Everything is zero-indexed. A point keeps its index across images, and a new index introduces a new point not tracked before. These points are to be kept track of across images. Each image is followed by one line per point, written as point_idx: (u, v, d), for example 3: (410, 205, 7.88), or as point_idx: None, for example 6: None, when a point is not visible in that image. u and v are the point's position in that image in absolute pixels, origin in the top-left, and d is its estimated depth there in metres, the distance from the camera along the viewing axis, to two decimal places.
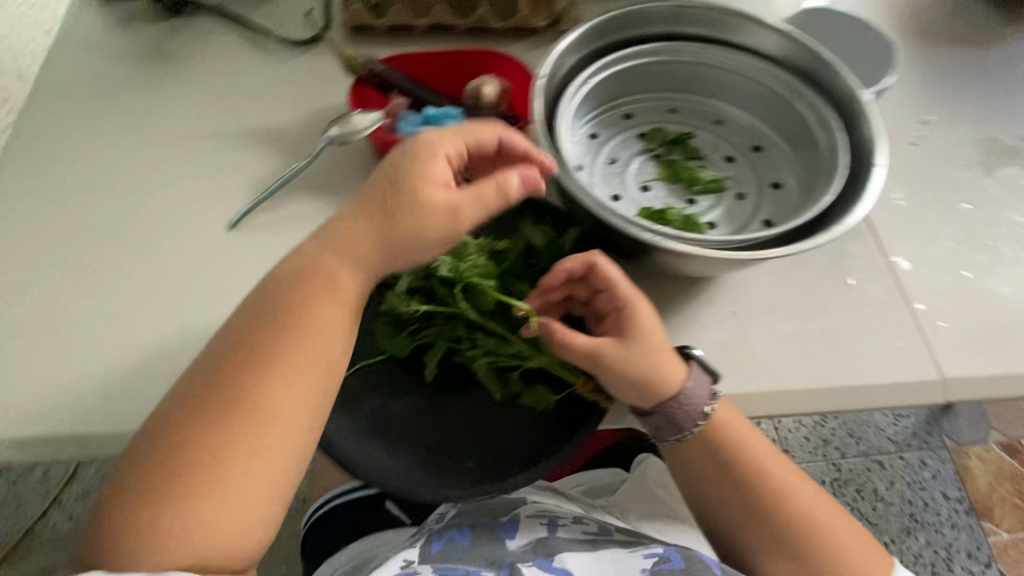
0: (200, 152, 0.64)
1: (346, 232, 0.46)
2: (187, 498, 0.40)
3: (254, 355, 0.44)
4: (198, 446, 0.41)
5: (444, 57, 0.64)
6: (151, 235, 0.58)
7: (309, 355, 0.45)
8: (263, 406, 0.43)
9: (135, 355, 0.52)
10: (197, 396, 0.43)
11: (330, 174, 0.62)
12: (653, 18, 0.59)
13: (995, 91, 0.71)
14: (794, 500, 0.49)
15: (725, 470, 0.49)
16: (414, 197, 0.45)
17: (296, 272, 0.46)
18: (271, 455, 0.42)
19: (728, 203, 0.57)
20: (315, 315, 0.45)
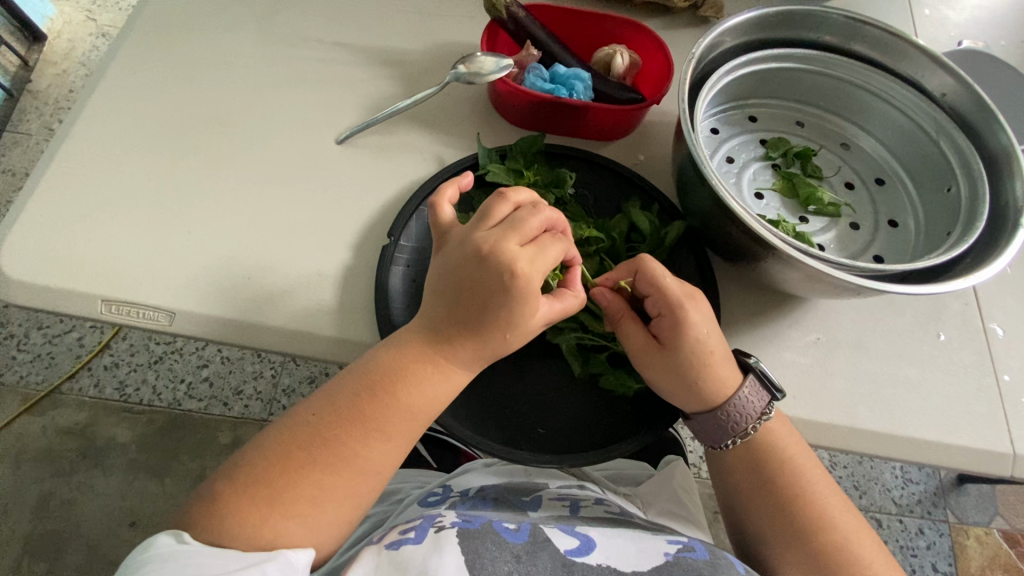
0: (319, 61, 0.63)
1: (457, 308, 0.43)
2: (325, 480, 0.41)
3: (367, 408, 0.42)
4: (336, 436, 0.42)
5: (583, 19, 0.62)
6: (263, 132, 0.59)
7: (419, 408, 0.43)
8: (363, 464, 0.42)
9: (229, 247, 0.53)
10: (300, 433, 0.42)
11: (444, 113, 0.61)
12: (813, 22, 0.56)
13: None
14: (836, 536, 0.47)
15: (765, 487, 0.49)
16: (521, 331, 0.44)
17: (413, 352, 0.44)
18: (362, 494, 0.42)
19: (841, 228, 0.56)
20: (430, 380, 0.43)
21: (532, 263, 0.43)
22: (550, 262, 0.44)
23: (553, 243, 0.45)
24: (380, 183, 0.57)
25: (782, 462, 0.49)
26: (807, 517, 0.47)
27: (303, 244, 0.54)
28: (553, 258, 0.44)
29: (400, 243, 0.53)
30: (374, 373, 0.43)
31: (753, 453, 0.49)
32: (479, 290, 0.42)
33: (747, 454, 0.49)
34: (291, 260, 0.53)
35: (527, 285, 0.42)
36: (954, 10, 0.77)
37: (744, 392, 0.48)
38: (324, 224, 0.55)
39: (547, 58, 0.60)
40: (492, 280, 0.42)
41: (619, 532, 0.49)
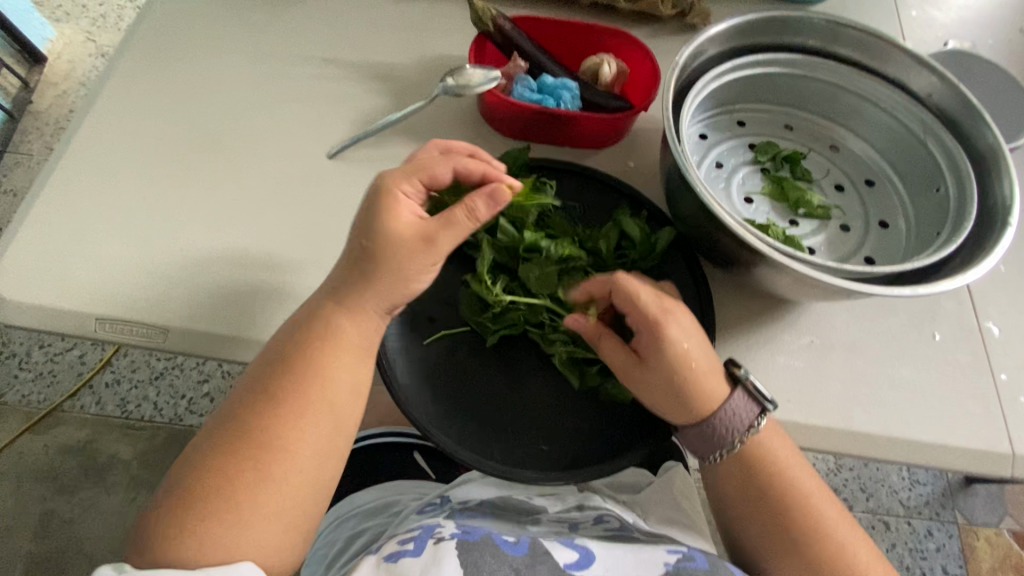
0: (310, 76, 0.64)
1: (353, 268, 0.45)
2: (246, 473, 0.41)
3: (284, 384, 0.43)
4: (248, 428, 0.42)
5: (569, 30, 0.63)
6: (255, 148, 0.59)
7: (340, 369, 0.45)
8: (281, 442, 0.42)
9: (221, 264, 0.53)
10: (226, 426, 0.43)
11: (434, 125, 0.62)
12: (797, 27, 0.57)
13: None
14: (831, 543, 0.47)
15: (757, 497, 0.48)
16: (387, 248, 0.44)
17: (315, 328, 0.45)
18: (304, 465, 0.42)
19: (832, 232, 0.56)
20: (340, 343, 0.45)
21: (404, 180, 0.46)
22: (456, 224, 0.44)
23: (464, 206, 0.44)
24: None
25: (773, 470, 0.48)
26: (801, 524, 0.47)
27: (296, 260, 0.54)
28: (462, 221, 0.44)
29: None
30: (275, 359, 0.44)
31: (745, 462, 0.48)
32: (375, 250, 0.44)
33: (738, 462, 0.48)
34: (283, 275, 0.54)
35: (406, 239, 0.44)
36: (940, 11, 0.78)
37: (732, 403, 0.47)
38: (316, 238, 0.55)
39: (534, 69, 0.61)
40: (367, 237, 0.44)
41: (618, 545, 0.49)
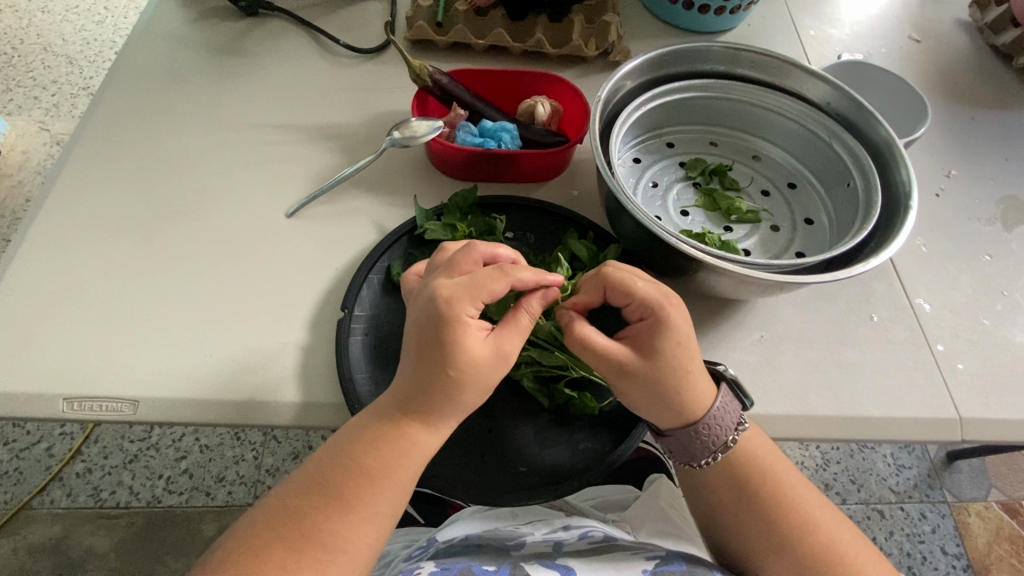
0: (265, 143, 0.68)
1: (423, 371, 0.44)
2: (295, 570, 0.40)
3: (351, 486, 0.42)
4: (312, 524, 0.41)
5: (501, 77, 0.68)
6: (215, 216, 0.62)
7: (402, 475, 0.44)
8: (340, 543, 0.41)
9: (189, 330, 0.54)
10: (281, 514, 0.42)
11: (386, 175, 0.65)
12: (703, 56, 0.63)
13: (1002, 152, 0.78)
14: (831, 555, 0.47)
15: (751, 528, 0.48)
16: (466, 366, 0.43)
17: (377, 426, 0.44)
18: (356, 570, 0.42)
19: (763, 233, 0.60)
20: (410, 452, 0.44)
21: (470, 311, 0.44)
22: (519, 326, 0.46)
23: (524, 310, 0.47)
24: (332, 248, 0.60)
25: (765, 493, 0.48)
26: (783, 515, 0.48)
27: (264, 318, 0.56)
28: (525, 324, 0.46)
29: (354, 314, 0.55)
30: (351, 454, 0.44)
31: (729, 483, 0.49)
32: (457, 376, 0.43)
33: (725, 488, 0.49)
34: (253, 334, 0.55)
35: (485, 359, 0.43)
36: (834, 28, 0.88)
37: (722, 398, 0.49)
38: (281, 295, 0.57)
39: (474, 115, 0.65)
40: (448, 364, 0.43)
41: (601, 565, 0.51)
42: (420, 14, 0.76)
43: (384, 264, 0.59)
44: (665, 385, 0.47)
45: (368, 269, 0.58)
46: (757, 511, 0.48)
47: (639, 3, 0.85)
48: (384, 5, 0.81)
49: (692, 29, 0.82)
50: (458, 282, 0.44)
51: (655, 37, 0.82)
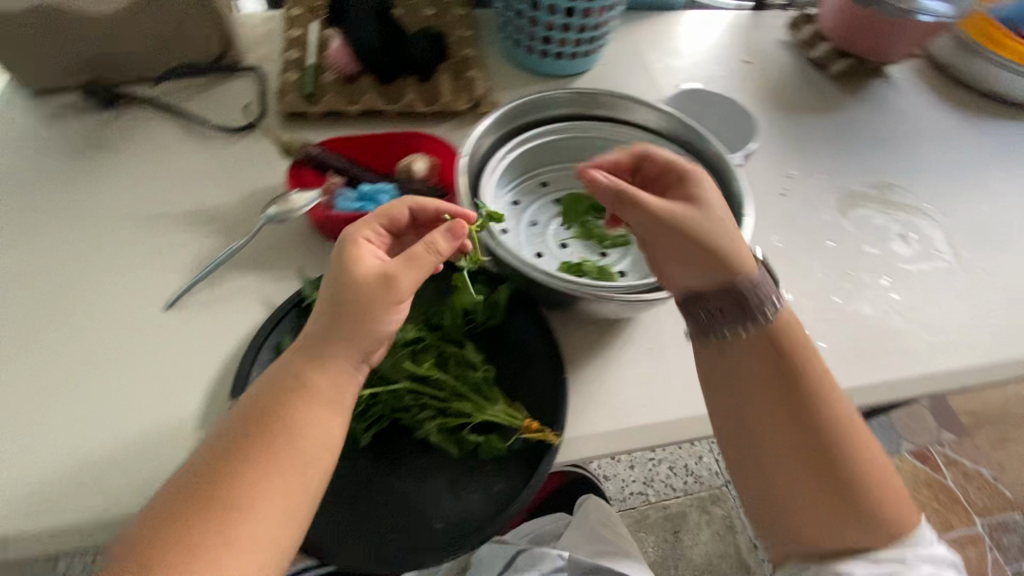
0: (139, 236, 0.66)
1: (325, 315, 0.47)
2: (198, 536, 0.40)
3: (258, 433, 0.44)
4: (219, 483, 0.42)
5: (374, 141, 0.71)
6: (91, 322, 0.59)
7: (304, 423, 0.45)
8: (246, 497, 0.41)
9: (74, 449, 0.52)
10: (182, 487, 0.42)
11: (270, 251, 0.65)
12: (554, 103, 0.68)
13: (833, 149, 0.90)
14: (854, 433, 0.52)
15: (797, 436, 0.51)
16: (359, 289, 0.47)
17: (286, 368, 0.46)
18: (269, 528, 0.41)
19: (634, 254, 0.66)
20: (316, 391, 0.46)
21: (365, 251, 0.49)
22: (421, 263, 0.49)
23: (434, 251, 0.49)
24: (222, 334, 0.59)
25: (790, 384, 0.52)
26: (814, 409, 0.51)
27: (156, 419, 0.54)
28: (428, 263, 0.49)
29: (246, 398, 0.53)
30: (261, 403, 0.45)
31: (765, 374, 0.52)
32: (348, 287, 0.47)
33: (751, 371, 0.53)
34: (145, 439, 0.53)
35: (368, 271, 0.47)
36: (679, 60, 0.98)
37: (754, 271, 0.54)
38: (173, 392, 0.55)
39: (351, 181, 0.67)
40: (342, 276, 0.47)
41: None
42: (288, 88, 0.78)
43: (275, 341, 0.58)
44: (699, 238, 0.52)
45: (257, 348, 0.57)
46: (778, 403, 0.52)
47: (502, 56, 0.91)
48: (250, 81, 0.81)
49: (552, 73, 0.90)
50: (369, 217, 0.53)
51: (520, 86, 0.88)
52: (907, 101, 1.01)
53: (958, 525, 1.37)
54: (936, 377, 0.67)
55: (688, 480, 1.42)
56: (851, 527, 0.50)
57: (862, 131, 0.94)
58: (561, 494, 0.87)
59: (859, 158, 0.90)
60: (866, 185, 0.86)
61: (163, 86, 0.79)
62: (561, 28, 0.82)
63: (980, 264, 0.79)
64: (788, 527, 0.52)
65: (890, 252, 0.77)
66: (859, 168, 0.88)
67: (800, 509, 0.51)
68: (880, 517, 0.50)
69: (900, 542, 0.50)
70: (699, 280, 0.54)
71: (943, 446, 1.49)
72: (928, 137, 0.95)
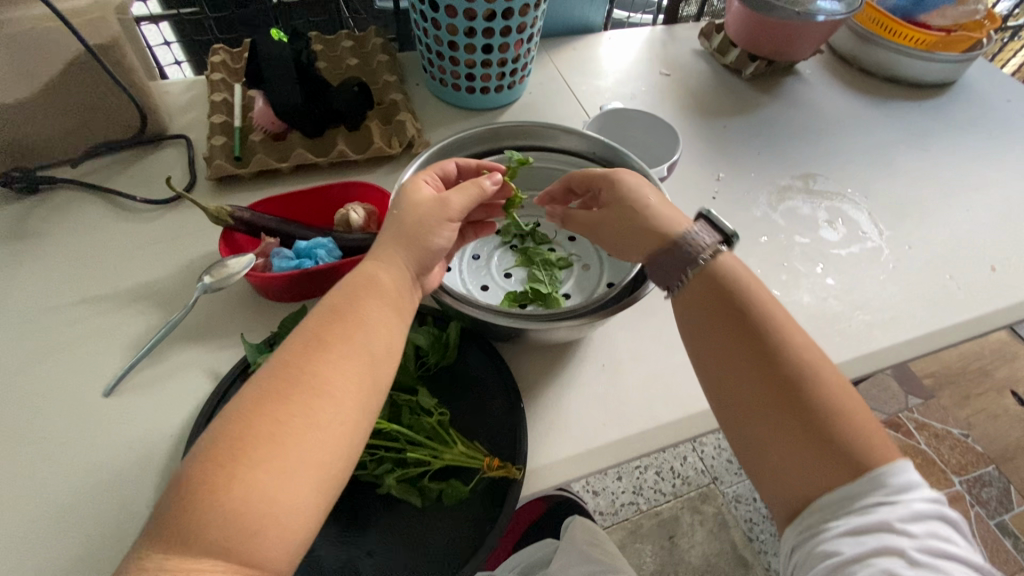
0: (70, 323, 0.63)
1: (383, 257, 0.50)
2: (249, 450, 0.39)
3: (311, 350, 0.44)
4: (272, 399, 0.41)
5: (307, 197, 0.71)
6: (25, 421, 0.56)
7: (362, 341, 0.45)
8: (302, 411, 0.41)
9: (17, 560, 0.49)
10: (249, 386, 0.42)
11: (212, 320, 0.64)
12: (475, 141, 0.70)
13: (756, 147, 0.95)
14: (839, 399, 0.48)
15: (767, 385, 0.49)
16: (412, 211, 0.52)
17: (355, 276, 0.49)
18: (325, 438, 0.41)
19: (577, 274, 0.67)
20: (367, 309, 0.47)
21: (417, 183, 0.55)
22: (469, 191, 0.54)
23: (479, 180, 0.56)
24: (168, 412, 0.57)
25: (753, 333, 0.50)
26: (788, 366, 0.49)
27: (104, 514, 0.51)
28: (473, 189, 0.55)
29: None
30: (312, 325, 0.46)
31: (728, 325, 0.52)
32: (405, 213, 0.52)
33: (710, 327, 0.52)
34: (94, 537, 0.50)
35: (421, 196, 0.52)
36: (602, 79, 1.02)
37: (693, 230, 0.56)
38: (120, 482, 0.53)
39: (288, 239, 0.66)
40: (399, 205, 0.53)
41: None
42: (216, 153, 0.77)
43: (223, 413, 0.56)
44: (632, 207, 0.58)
45: (205, 423, 0.55)
46: (745, 353, 0.50)
47: (430, 95, 0.93)
48: (179, 149, 0.81)
49: (480, 106, 0.92)
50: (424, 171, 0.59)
51: (451, 123, 0.90)
52: (818, 93, 1.07)
53: (937, 487, 1.41)
54: (880, 353, 0.70)
55: (677, 482, 1.43)
56: (853, 479, 0.45)
57: (781, 127, 0.99)
58: (545, 519, 0.86)
59: (781, 153, 0.95)
60: (790, 178, 0.90)
61: (86, 165, 0.77)
62: (482, 63, 0.84)
63: (905, 239, 0.83)
64: (790, 489, 0.46)
65: (820, 239, 0.81)
66: (783, 163, 0.93)
67: (780, 466, 0.47)
68: (868, 473, 0.45)
69: (882, 496, 0.44)
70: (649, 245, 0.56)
71: (912, 411, 1.54)
72: (842, 125, 1.01)
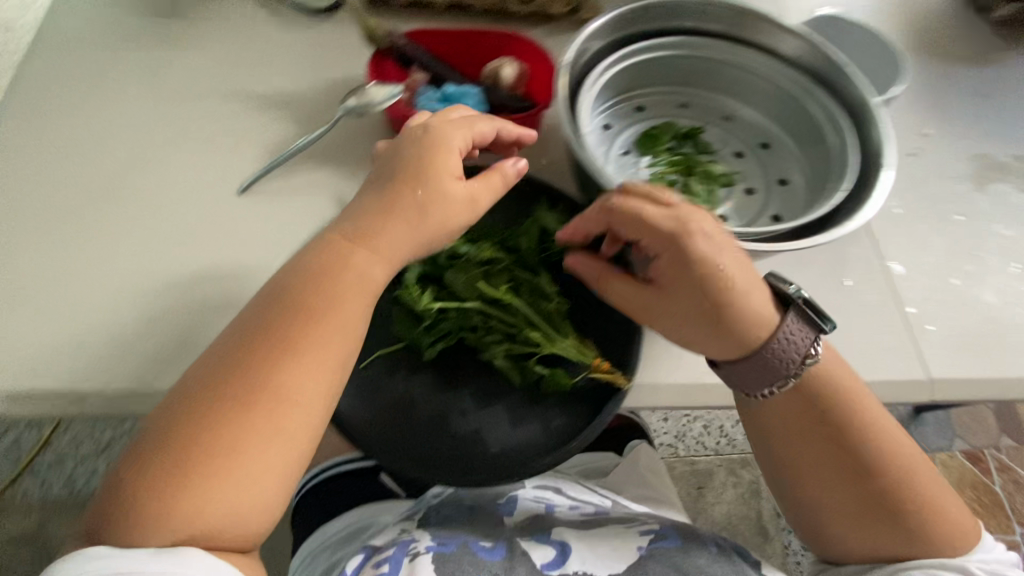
0: (211, 115, 0.63)
1: (376, 242, 0.46)
2: (199, 459, 0.40)
3: (278, 327, 0.44)
4: (226, 388, 0.42)
5: (461, 38, 0.64)
6: (162, 197, 0.58)
7: (332, 343, 0.45)
8: (270, 397, 0.42)
9: (142, 318, 0.52)
10: (208, 372, 0.43)
11: (344, 147, 0.62)
12: (675, 13, 0.61)
13: (979, 109, 0.77)
14: (919, 489, 0.49)
15: (845, 472, 0.49)
16: (439, 199, 0.47)
17: (329, 261, 0.46)
18: (286, 439, 0.42)
19: (738, 197, 0.59)
20: (340, 303, 0.45)
21: (445, 154, 0.48)
22: (492, 182, 0.50)
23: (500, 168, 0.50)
24: (293, 226, 0.57)
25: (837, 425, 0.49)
26: (871, 459, 0.49)
27: (222, 302, 0.53)
28: (500, 181, 0.50)
29: None
30: (263, 320, 0.44)
31: (811, 409, 0.50)
32: (429, 196, 0.47)
33: (792, 410, 0.51)
34: (211, 320, 0.52)
35: (457, 193, 0.47)
36: None
37: (787, 328, 0.48)
38: (240, 278, 0.54)
39: (436, 79, 0.62)
40: (423, 186, 0.47)
41: (590, 534, 0.60)
42: None
43: None
44: (711, 310, 0.47)
45: None
46: (816, 432, 0.50)
47: None
48: None
49: None
50: (456, 118, 0.52)
51: None
52: None
53: (997, 532, 1.31)
54: None
55: (721, 442, 1.40)
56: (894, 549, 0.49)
57: (1018, 90, 0.80)
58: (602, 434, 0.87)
59: (1008, 122, 0.77)
60: (1011, 155, 0.74)
61: None
62: None
63: None
64: (848, 553, 0.51)
65: None
66: (1007, 135, 0.75)
67: (837, 538, 0.51)
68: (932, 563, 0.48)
69: None
70: (733, 352, 0.49)
71: (1000, 451, 1.39)
72: None
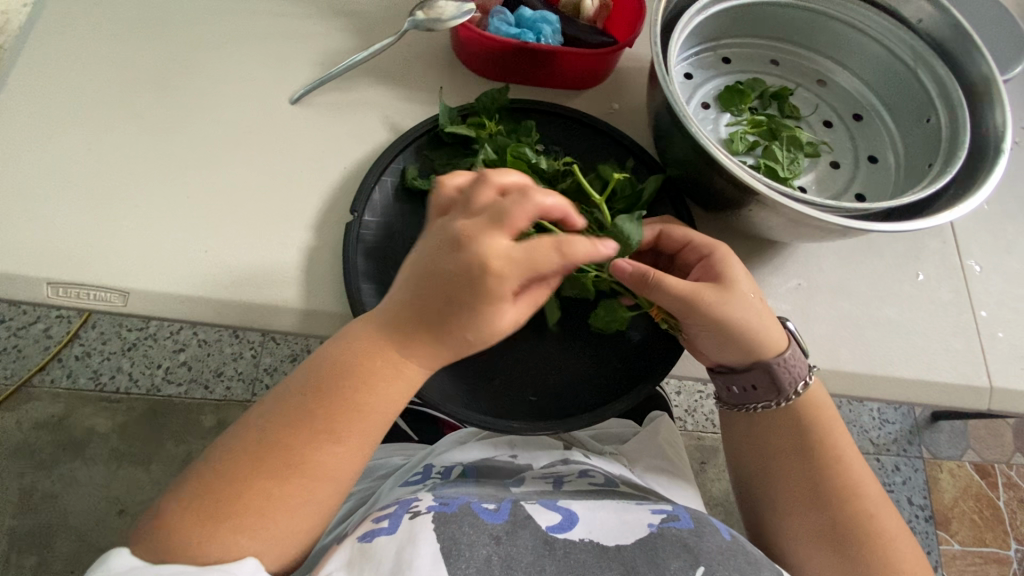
0: (268, 14, 0.59)
1: (415, 353, 0.41)
2: (242, 507, 0.39)
3: (320, 413, 0.41)
4: (262, 464, 0.40)
5: None
6: (212, 95, 0.55)
7: (372, 428, 0.42)
8: (315, 467, 0.41)
9: (186, 220, 0.50)
10: (242, 456, 0.41)
11: (405, 66, 0.58)
12: None
13: None
14: (887, 544, 0.47)
15: (811, 499, 0.49)
16: (485, 337, 0.39)
17: (367, 360, 0.41)
18: (316, 504, 0.42)
19: (822, 168, 0.55)
20: (379, 394, 0.41)
21: (509, 268, 0.37)
22: (536, 298, 0.40)
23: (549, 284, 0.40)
24: (344, 144, 0.55)
25: (813, 453, 0.50)
26: (840, 492, 0.48)
27: (267, 214, 0.51)
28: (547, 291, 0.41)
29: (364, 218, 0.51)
30: (307, 402, 0.41)
31: (791, 434, 0.50)
32: (475, 341, 0.39)
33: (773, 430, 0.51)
34: (255, 230, 0.51)
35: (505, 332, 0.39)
36: None
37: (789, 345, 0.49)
38: (287, 192, 0.52)
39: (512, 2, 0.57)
40: (472, 330, 0.38)
41: (600, 504, 0.49)
42: None
43: (399, 166, 0.53)
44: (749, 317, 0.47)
45: (381, 170, 0.52)
46: (792, 451, 0.50)
47: None
48: None
49: None
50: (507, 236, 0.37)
51: None
52: None
53: None
54: None
55: None
56: None
57: None
58: None
59: None
60: None
61: None
62: None
63: None
64: None
65: None
66: None
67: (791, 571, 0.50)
68: None
69: None
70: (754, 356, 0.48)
71: (1010, 468, 1.27)
72: None
